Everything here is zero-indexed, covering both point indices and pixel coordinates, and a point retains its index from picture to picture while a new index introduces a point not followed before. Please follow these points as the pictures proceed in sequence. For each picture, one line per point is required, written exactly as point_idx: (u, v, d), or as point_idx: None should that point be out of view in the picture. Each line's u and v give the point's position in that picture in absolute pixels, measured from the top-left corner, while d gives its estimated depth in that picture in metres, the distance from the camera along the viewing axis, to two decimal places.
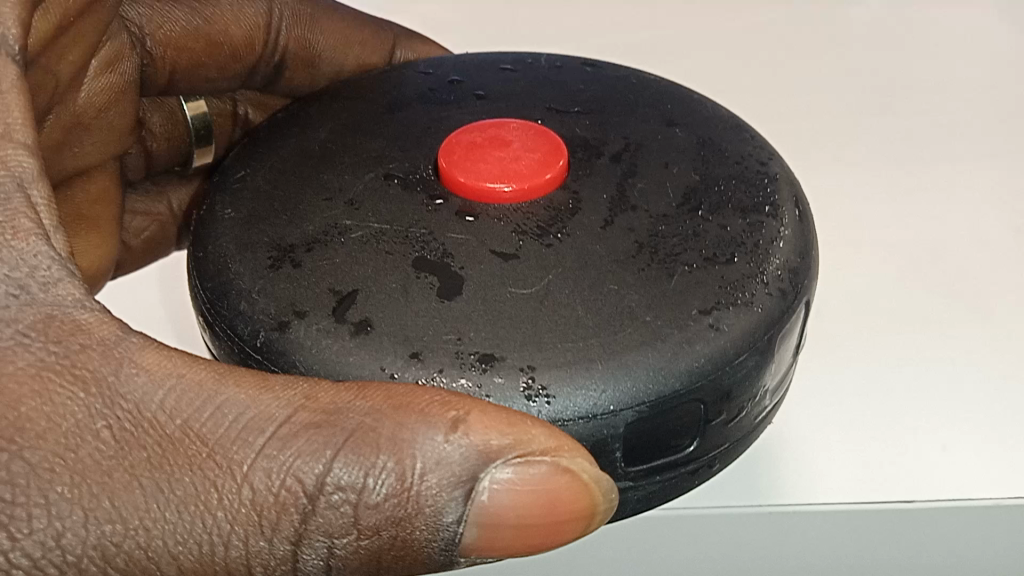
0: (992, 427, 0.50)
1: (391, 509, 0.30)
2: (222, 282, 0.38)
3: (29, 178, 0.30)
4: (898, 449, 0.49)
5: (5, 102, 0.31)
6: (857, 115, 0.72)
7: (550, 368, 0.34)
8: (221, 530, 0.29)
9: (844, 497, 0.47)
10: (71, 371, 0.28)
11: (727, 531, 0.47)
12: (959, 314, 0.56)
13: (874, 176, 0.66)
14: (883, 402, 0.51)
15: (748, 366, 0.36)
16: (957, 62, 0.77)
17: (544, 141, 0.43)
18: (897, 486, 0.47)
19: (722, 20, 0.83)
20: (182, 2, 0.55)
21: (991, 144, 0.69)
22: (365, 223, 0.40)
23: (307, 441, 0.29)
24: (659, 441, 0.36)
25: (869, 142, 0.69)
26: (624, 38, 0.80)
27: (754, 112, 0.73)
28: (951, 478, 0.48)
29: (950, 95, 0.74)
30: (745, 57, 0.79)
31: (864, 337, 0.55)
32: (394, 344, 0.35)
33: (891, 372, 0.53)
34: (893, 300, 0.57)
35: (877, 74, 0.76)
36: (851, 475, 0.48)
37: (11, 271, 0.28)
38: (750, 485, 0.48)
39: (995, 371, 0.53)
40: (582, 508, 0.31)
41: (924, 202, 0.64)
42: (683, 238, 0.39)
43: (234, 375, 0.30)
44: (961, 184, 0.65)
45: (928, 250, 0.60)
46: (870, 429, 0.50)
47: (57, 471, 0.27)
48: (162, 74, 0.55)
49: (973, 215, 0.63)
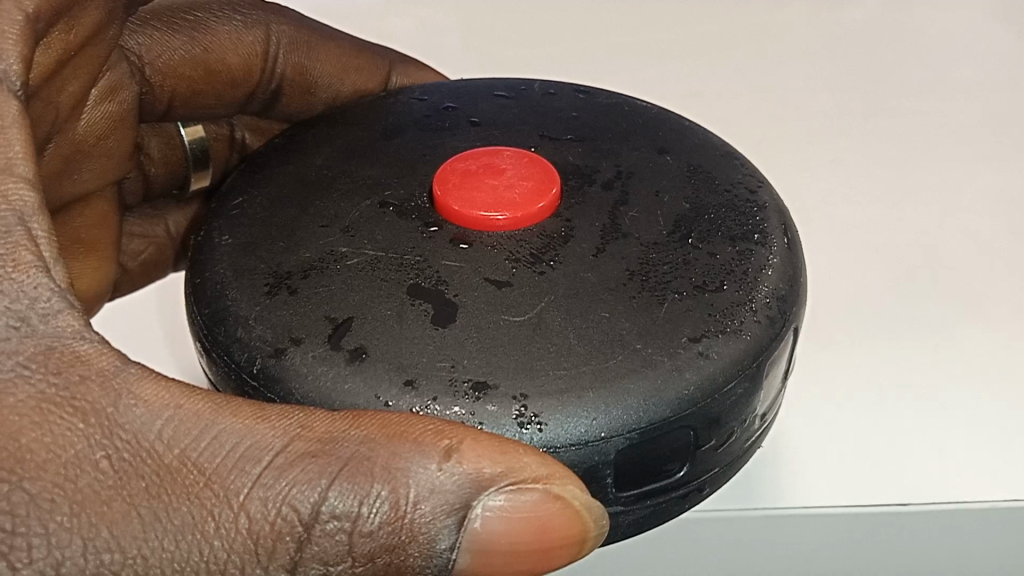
0: (986, 427, 0.51)
1: (385, 536, 0.30)
2: (219, 308, 0.39)
3: (29, 212, 0.31)
4: (893, 449, 0.51)
5: (6, 136, 0.32)
6: (854, 116, 0.73)
7: (543, 396, 0.35)
8: (219, 559, 0.29)
9: (841, 502, 0.49)
10: (71, 403, 0.29)
11: (731, 532, 0.49)
12: (956, 317, 0.57)
13: (872, 179, 0.67)
14: (880, 403, 0.53)
15: (737, 394, 0.37)
16: (955, 66, 0.78)
17: (537, 169, 0.44)
18: (892, 486, 0.49)
19: (718, 21, 0.84)
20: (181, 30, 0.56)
21: (985, 145, 0.70)
22: (361, 251, 0.41)
23: (302, 470, 0.30)
24: (650, 466, 0.36)
25: (867, 145, 0.70)
26: (620, 42, 0.81)
27: (749, 115, 0.74)
28: (946, 480, 0.49)
29: (948, 98, 0.75)
30: (741, 60, 0.80)
31: (856, 341, 0.56)
32: (388, 372, 0.35)
33: (889, 375, 0.54)
34: (890, 303, 0.58)
35: (873, 75, 0.77)
36: (849, 477, 0.50)
37: (11, 304, 0.29)
38: (753, 486, 0.50)
39: (990, 371, 0.54)
40: (572, 534, 0.32)
41: (921, 206, 0.65)
42: (674, 265, 0.40)
43: (231, 406, 0.31)
44: (956, 186, 0.66)
45: (925, 251, 0.61)
46: (865, 429, 0.52)
47: (57, 500, 0.28)
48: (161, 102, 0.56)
49: (969, 219, 0.64)
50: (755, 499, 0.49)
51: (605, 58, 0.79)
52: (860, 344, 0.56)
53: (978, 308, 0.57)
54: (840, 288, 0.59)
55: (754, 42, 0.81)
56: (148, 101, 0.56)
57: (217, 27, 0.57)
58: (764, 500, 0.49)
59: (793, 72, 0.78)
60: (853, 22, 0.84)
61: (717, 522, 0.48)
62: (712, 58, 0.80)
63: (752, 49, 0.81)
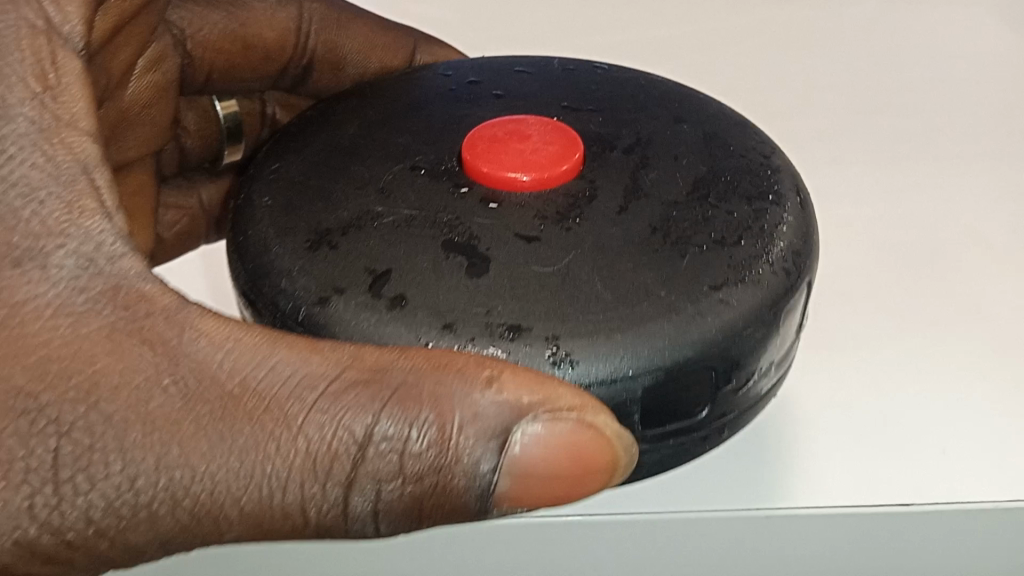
0: (990, 417, 0.48)
1: (432, 457, 0.32)
2: (265, 263, 0.41)
3: (92, 164, 0.34)
4: (904, 448, 0.47)
5: (71, 92, 0.35)
6: (860, 103, 0.73)
7: (574, 337, 0.37)
8: (279, 476, 0.31)
9: (843, 501, 0.45)
10: (140, 334, 0.31)
11: (722, 537, 0.45)
12: (963, 322, 0.54)
13: (879, 160, 0.67)
14: (880, 411, 0.49)
15: (756, 338, 0.39)
16: (955, 61, 0.78)
17: (561, 135, 0.46)
18: (901, 489, 0.45)
19: (721, 12, 0.86)
20: (219, 5, 0.57)
21: (995, 126, 0.70)
22: (396, 209, 0.43)
23: (354, 397, 0.32)
24: (675, 405, 0.38)
25: (870, 138, 0.69)
26: (626, 35, 0.82)
27: (753, 100, 0.75)
28: (952, 480, 0.45)
29: (951, 93, 0.74)
30: (745, 49, 0.81)
31: (856, 323, 0.54)
32: (427, 317, 0.38)
33: (887, 371, 0.51)
34: (893, 301, 0.55)
35: (882, 63, 0.78)
36: (853, 475, 0.46)
37: (80, 245, 0.32)
38: (751, 488, 0.45)
39: (994, 360, 0.51)
40: (602, 461, 0.34)
41: (928, 201, 0.63)
42: (694, 222, 0.42)
43: (286, 340, 0.33)
44: (968, 166, 0.66)
45: (927, 233, 0.60)
46: (874, 421, 0.48)
47: (130, 421, 0.30)
48: (201, 73, 0.59)
49: (975, 214, 0.61)
50: (750, 500, 0.45)
51: (609, 49, 0.80)
52: (861, 340, 0.53)
53: (982, 290, 0.56)
54: (844, 284, 0.56)
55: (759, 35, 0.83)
56: (190, 73, 0.58)
57: (252, 3, 0.59)
58: (767, 500, 0.45)
59: (796, 61, 0.79)
60: (852, 18, 0.84)
61: (706, 524, 0.44)
62: (715, 50, 0.81)
63: (756, 41, 0.82)
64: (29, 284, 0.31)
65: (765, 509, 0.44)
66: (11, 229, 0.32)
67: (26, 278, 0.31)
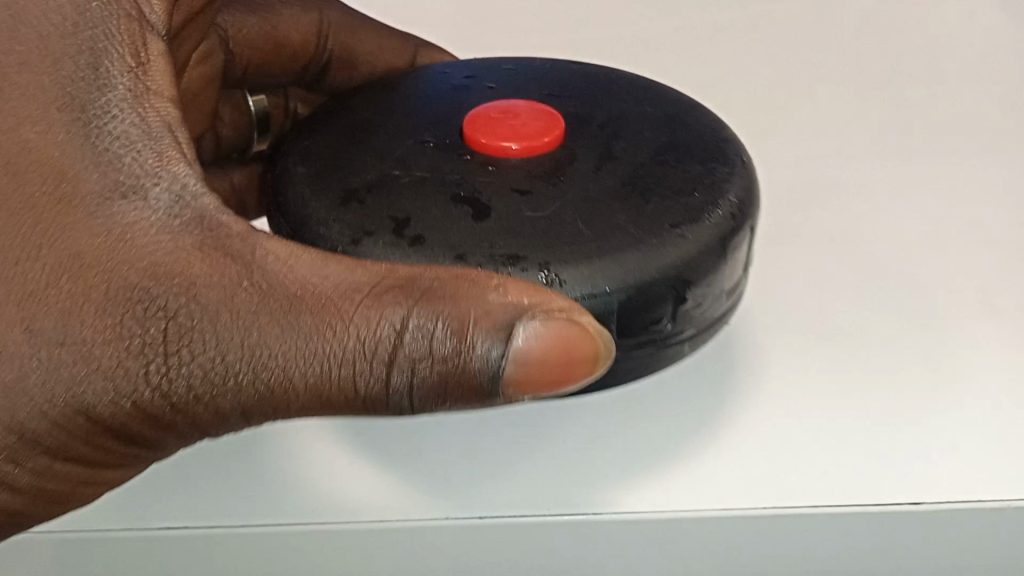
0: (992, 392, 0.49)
1: (451, 346, 0.40)
2: (303, 216, 0.50)
3: (174, 124, 0.43)
4: (913, 430, 0.48)
5: (155, 67, 0.44)
6: (855, 90, 0.79)
7: (564, 262, 0.46)
8: (336, 356, 0.40)
9: (846, 498, 0.45)
10: (223, 251, 0.40)
11: (722, 535, 0.45)
12: (954, 292, 0.56)
13: (874, 140, 0.71)
14: (883, 399, 0.49)
15: (708, 264, 0.48)
16: (946, 55, 0.84)
17: (544, 115, 0.55)
18: (906, 485, 0.45)
19: (712, 15, 0.94)
20: (256, 9, 0.67)
21: (982, 116, 0.74)
22: (411, 172, 0.52)
23: (390, 298, 0.40)
24: (643, 318, 0.47)
25: (861, 122, 0.74)
26: (627, 31, 0.90)
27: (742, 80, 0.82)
28: (960, 472, 0.46)
29: (940, 84, 0.79)
30: (736, 43, 0.88)
31: (846, 286, 0.57)
32: (443, 249, 0.46)
33: (890, 344, 0.52)
34: (885, 270, 0.58)
35: (876, 57, 0.84)
36: (857, 455, 0.47)
37: (171, 185, 0.41)
38: (756, 484, 0.46)
39: (1000, 343, 0.52)
40: (589, 352, 0.41)
41: (920, 189, 0.65)
42: (656, 177, 0.51)
43: (336, 259, 0.41)
44: (957, 151, 0.69)
45: (921, 215, 0.63)
46: (879, 399, 0.49)
47: (219, 310, 0.39)
48: (239, 67, 0.68)
49: (964, 201, 0.64)
50: (756, 503, 0.45)
51: (608, 44, 0.88)
52: (860, 310, 0.55)
53: (968, 255, 0.59)
54: (844, 256, 0.59)
55: (753, 33, 0.90)
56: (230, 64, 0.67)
57: (282, 9, 0.68)
58: (774, 500, 0.45)
59: (786, 54, 0.86)
60: (842, 25, 0.90)
61: (706, 523, 0.45)
62: (710, 45, 0.88)
63: (750, 39, 0.89)
64: (135, 211, 0.40)
65: (773, 510, 0.45)
66: (118, 170, 0.40)
67: (133, 206, 0.40)
